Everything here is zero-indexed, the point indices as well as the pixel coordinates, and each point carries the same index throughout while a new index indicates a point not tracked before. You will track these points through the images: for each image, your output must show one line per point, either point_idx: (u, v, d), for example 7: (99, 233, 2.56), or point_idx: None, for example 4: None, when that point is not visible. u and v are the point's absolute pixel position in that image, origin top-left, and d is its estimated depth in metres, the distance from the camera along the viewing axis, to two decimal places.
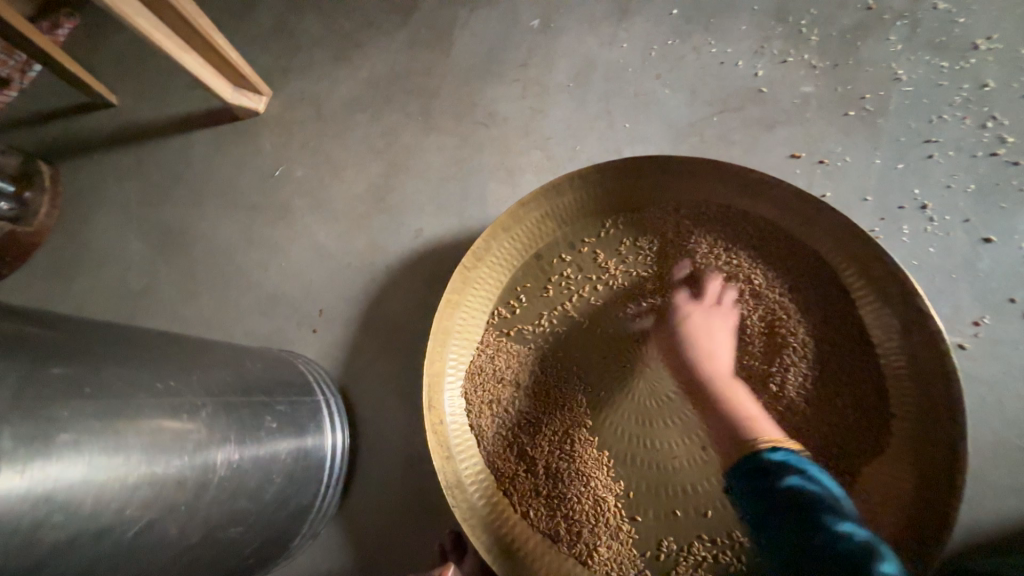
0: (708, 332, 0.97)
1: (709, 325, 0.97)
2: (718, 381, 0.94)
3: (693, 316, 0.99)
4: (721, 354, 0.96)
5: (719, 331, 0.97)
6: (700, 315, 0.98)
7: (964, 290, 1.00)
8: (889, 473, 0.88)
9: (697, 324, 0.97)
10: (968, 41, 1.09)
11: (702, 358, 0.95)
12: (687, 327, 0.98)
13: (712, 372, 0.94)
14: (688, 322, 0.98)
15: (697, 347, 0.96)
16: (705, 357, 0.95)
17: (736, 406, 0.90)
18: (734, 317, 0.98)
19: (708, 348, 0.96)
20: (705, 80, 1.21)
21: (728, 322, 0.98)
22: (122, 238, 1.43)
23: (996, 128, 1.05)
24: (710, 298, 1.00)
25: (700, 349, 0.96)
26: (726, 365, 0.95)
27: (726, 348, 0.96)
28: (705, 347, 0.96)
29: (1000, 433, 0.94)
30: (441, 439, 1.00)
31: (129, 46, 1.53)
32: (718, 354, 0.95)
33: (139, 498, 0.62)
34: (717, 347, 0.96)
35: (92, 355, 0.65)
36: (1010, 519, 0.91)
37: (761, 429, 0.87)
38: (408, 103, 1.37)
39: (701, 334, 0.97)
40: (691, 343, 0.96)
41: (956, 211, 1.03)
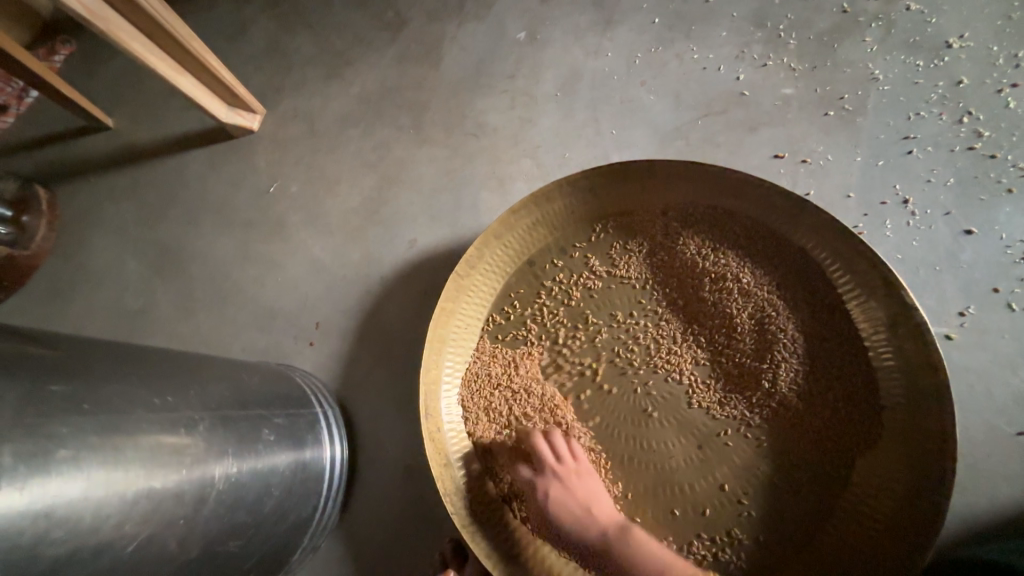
0: (582, 493, 0.95)
1: (570, 482, 0.95)
2: (614, 532, 0.92)
3: (552, 480, 0.95)
4: (598, 499, 0.95)
5: (587, 482, 0.96)
6: (559, 481, 0.95)
7: (949, 281, 1.01)
8: (883, 463, 0.89)
9: (570, 484, 0.95)
10: (941, 40, 1.12)
11: (583, 513, 0.94)
12: (559, 492, 0.95)
13: (603, 527, 0.93)
14: (552, 491, 0.95)
15: (576, 511, 0.94)
16: (588, 518, 0.93)
17: (640, 547, 0.90)
18: (582, 455, 0.98)
19: (586, 506, 0.94)
20: (688, 85, 1.24)
21: (579, 464, 0.97)
22: (119, 258, 1.45)
23: (972, 123, 1.07)
24: (549, 461, 0.97)
25: (582, 512, 0.94)
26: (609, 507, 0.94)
27: (601, 492, 0.96)
28: (583, 505, 0.94)
29: (991, 421, 0.95)
30: (439, 447, 1.01)
31: (125, 70, 1.56)
32: (597, 500, 0.95)
33: (139, 513, 0.63)
34: (593, 500, 0.95)
35: (90, 372, 0.66)
36: (1005, 506, 0.92)
37: (679, 572, 0.87)
38: (399, 117, 1.40)
39: (573, 496, 0.94)
40: (569, 510, 0.94)
41: (938, 205, 1.05)
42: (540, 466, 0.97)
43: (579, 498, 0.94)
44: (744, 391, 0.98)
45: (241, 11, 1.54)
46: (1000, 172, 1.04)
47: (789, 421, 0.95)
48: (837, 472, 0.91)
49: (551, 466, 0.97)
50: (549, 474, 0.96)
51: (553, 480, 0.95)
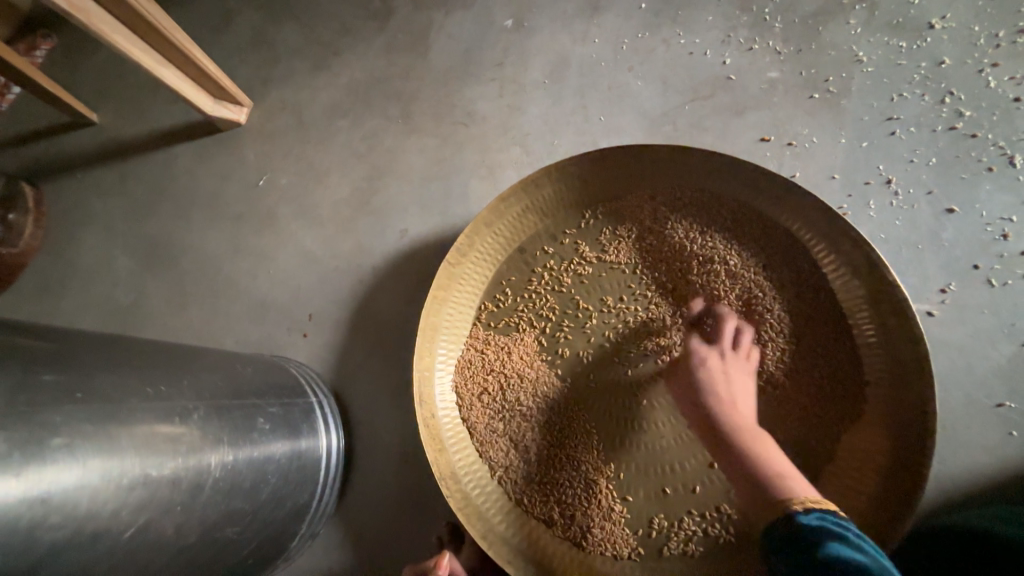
0: (735, 386, 0.92)
1: (731, 367, 0.93)
2: (744, 431, 0.87)
3: (722, 361, 0.94)
4: (745, 403, 0.91)
5: (740, 381, 0.93)
6: (723, 362, 0.94)
7: (930, 260, 1.03)
8: (865, 437, 0.92)
9: (718, 366, 0.94)
10: (924, 21, 1.13)
11: (724, 400, 0.90)
12: (708, 369, 0.93)
13: (737, 422, 0.88)
14: (709, 370, 0.93)
15: (723, 393, 0.91)
16: (731, 402, 0.90)
17: (767, 459, 0.83)
18: (753, 362, 0.96)
19: (732, 400, 0.90)
20: (675, 70, 1.24)
21: (752, 367, 0.95)
22: (108, 254, 1.44)
23: (953, 103, 1.09)
24: (738, 348, 0.96)
25: (722, 396, 0.90)
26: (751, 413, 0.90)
27: (751, 394, 0.93)
28: (731, 397, 0.91)
29: (970, 394, 0.98)
30: (434, 433, 1.02)
31: (107, 64, 1.54)
32: (742, 403, 0.91)
33: (134, 500, 0.63)
34: (740, 397, 0.91)
35: (81, 363, 0.66)
36: (983, 476, 0.95)
37: (795, 486, 0.79)
38: (388, 107, 1.39)
39: (726, 383, 0.92)
40: (716, 389, 0.91)
41: (920, 185, 1.07)
42: (715, 341, 0.97)
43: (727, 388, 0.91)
44: None
45: (225, 2, 1.52)
46: (981, 151, 1.06)
47: (777, 399, 0.96)
48: (823, 447, 0.94)
49: (720, 347, 0.96)
50: (731, 357, 0.94)
51: (721, 363, 0.94)
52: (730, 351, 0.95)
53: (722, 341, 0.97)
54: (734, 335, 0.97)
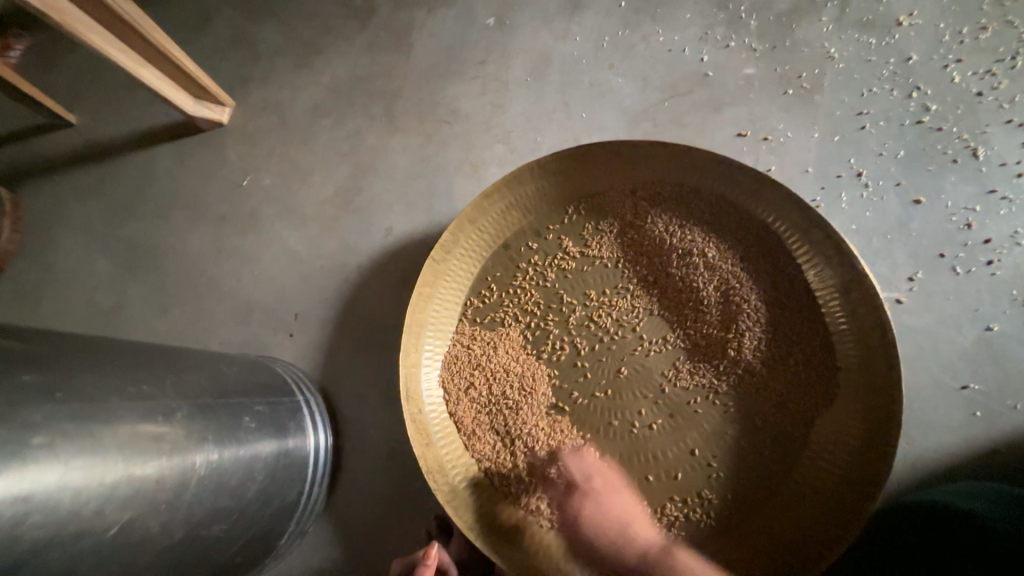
0: (617, 508, 0.98)
1: (607, 496, 0.99)
2: (651, 551, 0.95)
3: (586, 497, 0.99)
4: (634, 516, 0.98)
5: (619, 499, 0.99)
6: (591, 492, 0.99)
7: (899, 249, 1.07)
8: (838, 420, 0.95)
9: (602, 501, 0.98)
10: (891, 18, 1.16)
11: (618, 527, 0.97)
12: (594, 510, 0.98)
13: (643, 543, 0.97)
14: (589, 500, 0.99)
15: (612, 525, 0.97)
16: (627, 527, 0.97)
17: (680, 566, 0.93)
18: (619, 473, 1.01)
19: (624, 521, 0.98)
20: (654, 67, 1.27)
21: (616, 479, 1.00)
22: (89, 257, 1.42)
23: (920, 97, 1.12)
24: (589, 474, 1.01)
25: (619, 528, 0.97)
26: (645, 527, 0.98)
27: (635, 506, 0.99)
28: (622, 519, 0.98)
29: (937, 377, 1.02)
30: (421, 428, 1.03)
31: (84, 64, 1.52)
32: (633, 520, 0.98)
33: (118, 498, 0.63)
34: (630, 515, 0.98)
35: (61, 364, 0.66)
36: (950, 454, 0.99)
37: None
38: (371, 106, 1.40)
39: (608, 512, 0.98)
40: (609, 521, 0.97)
41: (889, 176, 1.10)
42: (573, 479, 1.01)
43: (616, 515, 0.98)
44: (712, 360, 1.02)
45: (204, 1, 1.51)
46: (946, 144, 1.10)
47: (753, 386, 1.00)
48: (798, 430, 0.97)
49: (582, 481, 1.01)
50: (593, 494, 0.99)
51: (585, 498, 0.99)
52: (586, 481, 1.00)
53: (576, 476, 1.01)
54: (576, 461, 1.02)
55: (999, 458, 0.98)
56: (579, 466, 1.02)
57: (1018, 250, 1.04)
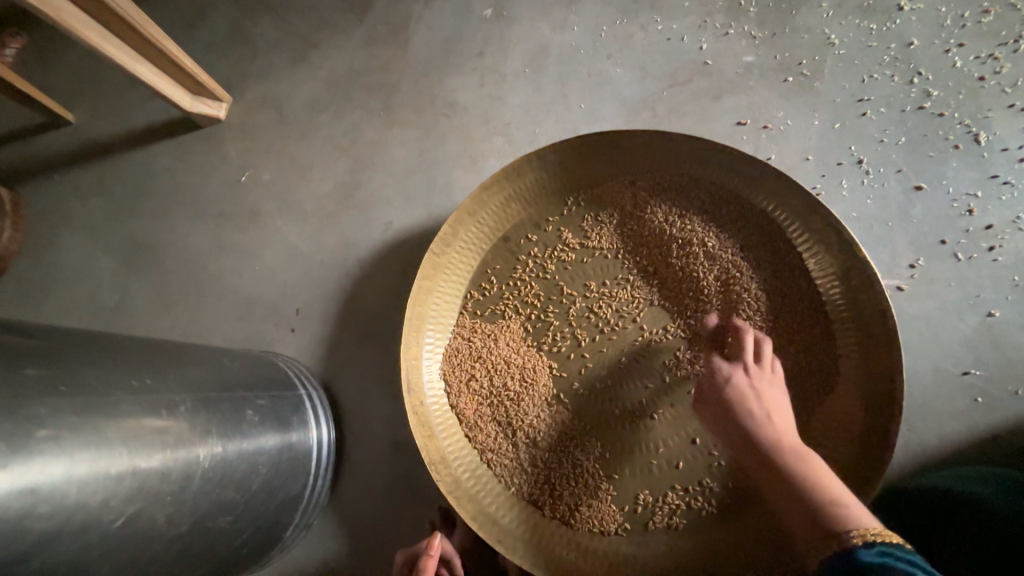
0: (765, 401, 0.88)
1: (767, 385, 0.90)
2: (787, 444, 0.82)
3: (743, 382, 0.90)
4: (779, 412, 0.87)
5: (773, 394, 0.89)
6: (750, 377, 0.90)
7: (900, 236, 1.07)
8: (838, 407, 0.95)
9: (755, 382, 0.90)
10: (893, 3, 1.15)
11: (765, 415, 0.86)
12: (736, 392, 0.89)
13: (776, 435, 0.84)
14: (735, 380, 0.90)
15: (759, 409, 0.87)
16: (772, 417, 0.86)
17: (808, 473, 0.78)
18: (781, 374, 0.93)
19: (770, 412, 0.87)
20: (654, 56, 1.26)
21: (773, 377, 0.91)
22: (90, 255, 1.43)
23: (921, 83, 1.11)
24: (755, 363, 0.92)
25: (758, 410, 0.86)
26: (791, 431, 0.86)
27: (786, 408, 0.89)
28: (767, 413, 0.87)
29: (939, 364, 1.02)
30: (423, 421, 1.04)
31: (81, 62, 1.51)
32: (778, 416, 0.87)
33: (123, 490, 0.64)
34: (775, 406, 0.87)
35: (64, 358, 0.66)
36: (950, 441, 0.99)
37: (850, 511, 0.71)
38: (369, 100, 1.39)
39: (764, 399, 0.88)
40: (756, 407, 0.87)
41: (890, 163, 1.10)
42: (737, 357, 0.93)
43: (762, 404, 0.88)
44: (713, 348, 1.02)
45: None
46: (948, 130, 1.09)
47: None
48: (797, 419, 0.97)
49: (743, 361, 0.92)
50: (750, 376, 0.90)
51: (746, 379, 0.90)
52: (757, 373, 0.91)
53: (750, 360, 0.93)
54: (755, 348, 0.93)
55: (1000, 443, 0.98)
56: (762, 357, 0.93)
57: (1020, 235, 1.03)
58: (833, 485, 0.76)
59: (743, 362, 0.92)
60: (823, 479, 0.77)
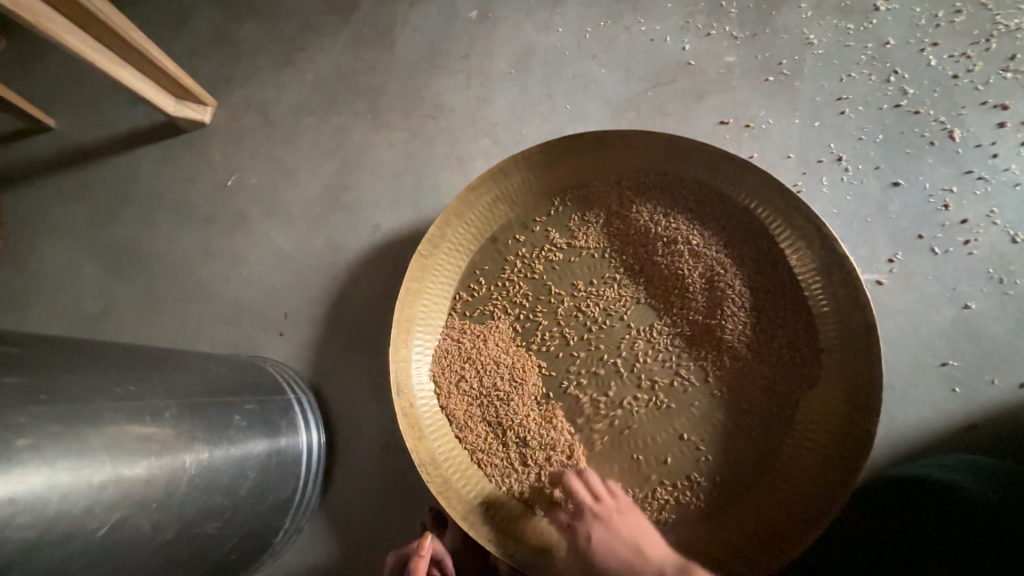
0: (626, 533, 0.94)
1: (618, 523, 0.95)
2: (675, 567, 0.91)
3: (598, 523, 0.95)
4: (648, 538, 0.95)
5: (633, 520, 0.96)
6: (598, 518, 0.96)
7: (879, 231, 1.09)
8: (822, 400, 0.97)
9: (612, 525, 0.95)
10: (869, 3, 1.17)
11: (633, 550, 0.93)
12: (607, 529, 0.94)
13: (660, 564, 0.91)
14: (597, 523, 0.95)
15: (628, 542, 0.93)
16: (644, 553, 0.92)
17: None
18: (626, 494, 1.00)
19: (638, 541, 0.94)
20: (638, 57, 1.27)
21: (623, 504, 0.98)
22: (74, 262, 1.41)
23: (898, 81, 1.14)
24: (597, 500, 0.97)
25: (636, 549, 0.93)
26: (664, 553, 0.93)
27: (649, 531, 0.96)
28: (632, 544, 0.93)
29: (918, 356, 1.04)
30: (413, 422, 1.04)
31: (62, 67, 1.49)
32: (645, 541, 0.94)
33: (106, 498, 0.64)
34: (638, 533, 0.94)
35: (45, 366, 0.66)
36: (930, 431, 1.01)
37: None
38: (355, 102, 1.39)
39: (621, 535, 0.94)
40: (624, 539, 0.94)
41: (869, 160, 1.12)
42: (581, 508, 0.97)
43: (627, 538, 0.94)
44: (698, 346, 1.04)
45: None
46: (924, 127, 1.11)
47: (738, 370, 1.01)
48: (782, 412, 0.99)
49: (592, 508, 0.97)
50: (602, 518, 0.96)
51: (598, 524, 0.95)
52: (601, 506, 0.97)
53: (587, 499, 0.98)
54: (589, 486, 0.99)
55: (977, 432, 1.00)
56: (592, 491, 0.99)
57: (994, 229, 1.06)
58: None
59: (589, 508, 0.97)
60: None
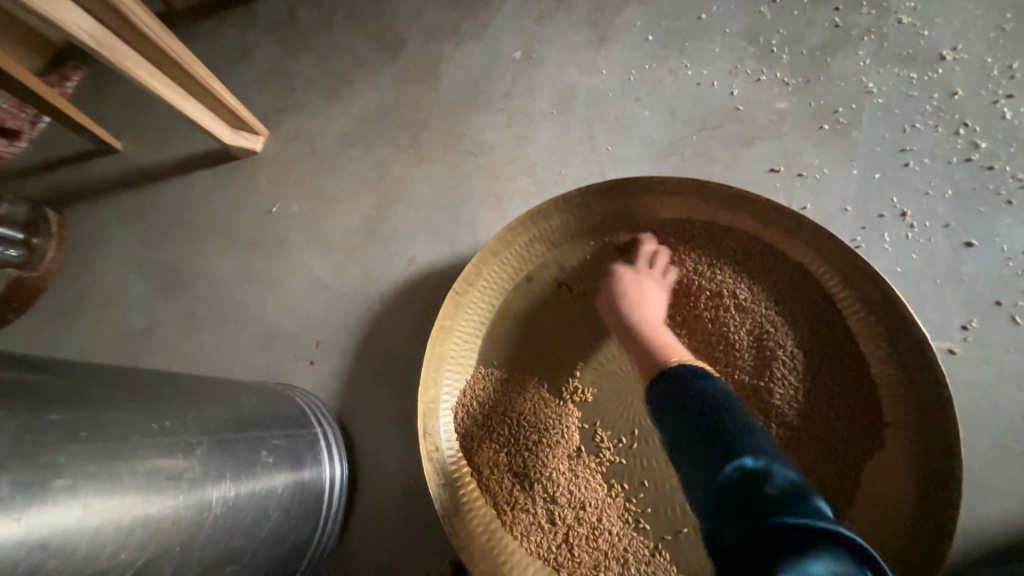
0: (640, 291, 1.00)
1: (640, 280, 1.01)
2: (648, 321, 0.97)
3: (623, 281, 1.01)
4: (653, 303, 0.99)
5: (653, 288, 1.01)
6: (635, 276, 1.01)
7: (950, 295, 1.02)
8: (884, 483, 0.90)
9: (630, 280, 1.01)
10: (934, 53, 1.14)
11: (631, 304, 0.98)
12: (627, 282, 1.01)
13: (647, 315, 0.98)
14: (625, 279, 1.01)
15: (631, 292, 0.99)
16: (642, 305, 0.98)
17: (656, 340, 0.94)
18: (627, 270, 1.03)
19: (633, 301, 0.99)
20: (683, 100, 1.25)
21: (663, 277, 1.03)
22: (125, 279, 1.47)
23: (968, 134, 1.09)
24: (645, 260, 1.04)
25: (630, 301, 0.99)
26: (655, 312, 0.98)
27: (659, 299, 1.01)
28: (636, 300, 0.99)
29: (997, 437, 0.96)
30: (438, 467, 1.00)
31: (132, 95, 1.60)
32: (647, 305, 0.99)
33: (134, 540, 0.63)
34: (640, 296, 0.99)
35: (89, 400, 0.67)
36: (1014, 525, 0.92)
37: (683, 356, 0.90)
38: (398, 136, 1.42)
39: (637, 290, 1.00)
40: (630, 290, 1.00)
41: (936, 217, 1.06)
42: (625, 267, 1.04)
43: (621, 291, 1.00)
44: (745, 407, 0.98)
45: (245, 37, 1.58)
46: (999, 184, 1.06)
47: (789, 438, 0.95)
48: (840, 488, 0.91)
49: (636, 267, 1.03)
50: (620, 274, 1.03)
51: (629, 278, 1.01)
52: (636, 271, 1.02)
53: (639, 265, 1.03)
54: (657, 262, 1.04)
55: None
56: (648, 261, 1.04)
57: None
58: (664, 335, 0.95)
59: (636, 270, 1.03)
60: (669, 345, 0.93)
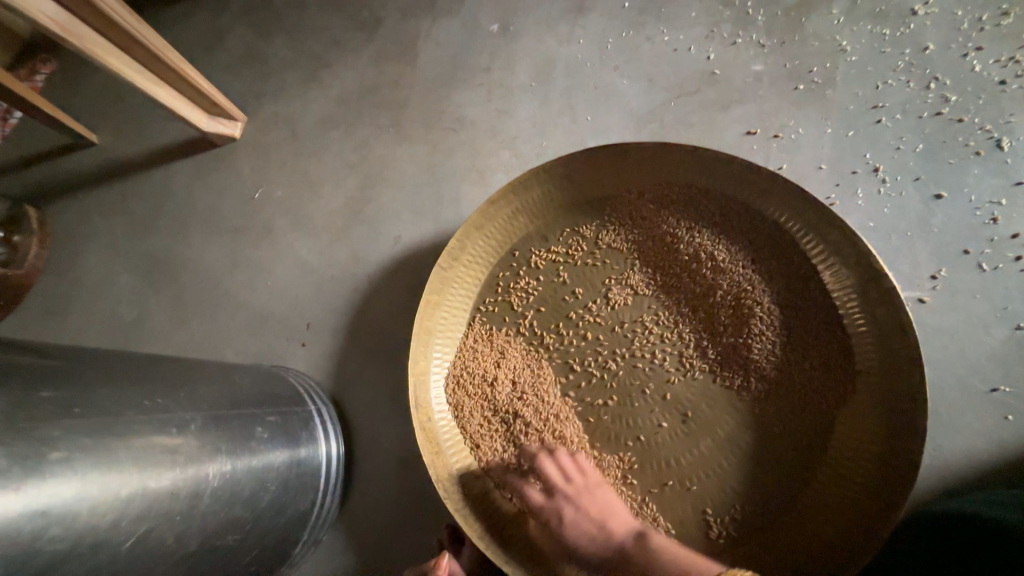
0: (593, 507, 0.96)
1: (584, 493, 0.97)
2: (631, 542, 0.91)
3: (567, 499, 0.96)
4: (611, 511, 0.96)
5: (600, 495, 0.97)
6: (573, 496, 0.96)
7: (920, 247, 1.05)
8: (859, 426, 0.94)
9: (574, 502, 0.96)
10: (907, 8, 1.14)
11: (600, 526, 0.94)
12: (573, 517, 0.95)
13: (622, 537, 0.92)
14: (569, 502, 0.96)
15: (592, 523, 0.94)
16: (607, 526, 0.94)
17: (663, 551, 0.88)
18: (592, 467, 1.01)
19: (599, 518, 0.95)
20: (661, 67, 1.25)
21: (594, 477, 0.99)
22: (111, 272, 1.46)
23: (938, 88, 1.10)
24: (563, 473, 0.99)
25: (598, 523, 0.94)
26: (626, 524, 0.94)
27: (615, 502, 0.97)
28: (598, 519, 0.95)
29: (965, 379, 1.00)
30: (431, 436, 1.03)
31: (105, 86, 1.57)
32: (611, 517, 0.95)
33: (134, 509, 0.65)
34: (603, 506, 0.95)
35: (81, 380, 0.68)
36: (979, 459, 0.97)
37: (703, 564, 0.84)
38: (378, 116, 1.41)
39: (587, 510, 0.95)
40: (587, 525, 0.94)
41: (907, 171, 1.09)
42: (551, 484, 0.98)
43: (594, 515, 0.95)
44: (725, 365, 1.00)
45: (217, 20, 1.55)
46: (968, 136, 1.08)
47: (767, 391, 0.98)
48: (816, 433, 0.96)
49: (562, 480, 0.98)
50: (560, 488, 0.98)
51: (569, 504, 0.96)
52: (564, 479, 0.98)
53: (557, 483, 0.98)
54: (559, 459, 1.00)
55: (1016, 462, 0.95)
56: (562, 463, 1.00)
57: None
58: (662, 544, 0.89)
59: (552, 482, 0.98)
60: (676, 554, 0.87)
